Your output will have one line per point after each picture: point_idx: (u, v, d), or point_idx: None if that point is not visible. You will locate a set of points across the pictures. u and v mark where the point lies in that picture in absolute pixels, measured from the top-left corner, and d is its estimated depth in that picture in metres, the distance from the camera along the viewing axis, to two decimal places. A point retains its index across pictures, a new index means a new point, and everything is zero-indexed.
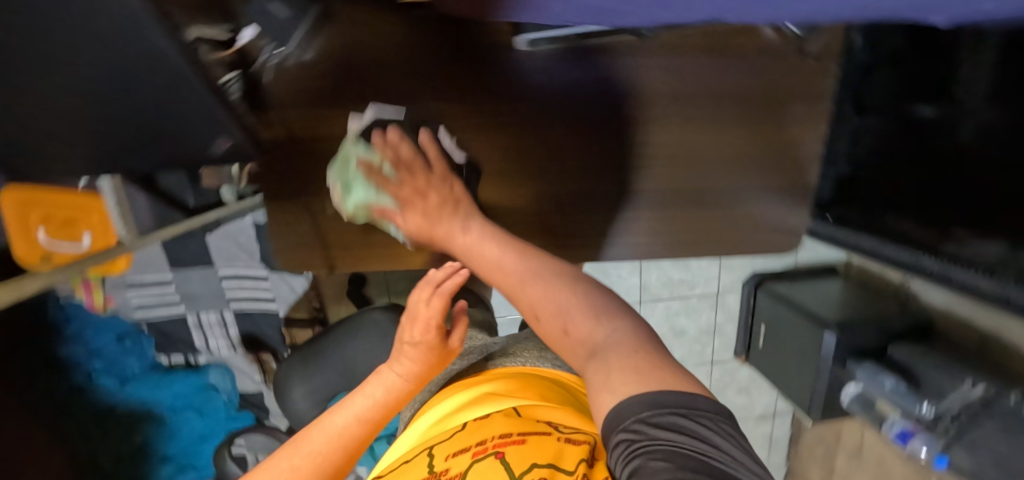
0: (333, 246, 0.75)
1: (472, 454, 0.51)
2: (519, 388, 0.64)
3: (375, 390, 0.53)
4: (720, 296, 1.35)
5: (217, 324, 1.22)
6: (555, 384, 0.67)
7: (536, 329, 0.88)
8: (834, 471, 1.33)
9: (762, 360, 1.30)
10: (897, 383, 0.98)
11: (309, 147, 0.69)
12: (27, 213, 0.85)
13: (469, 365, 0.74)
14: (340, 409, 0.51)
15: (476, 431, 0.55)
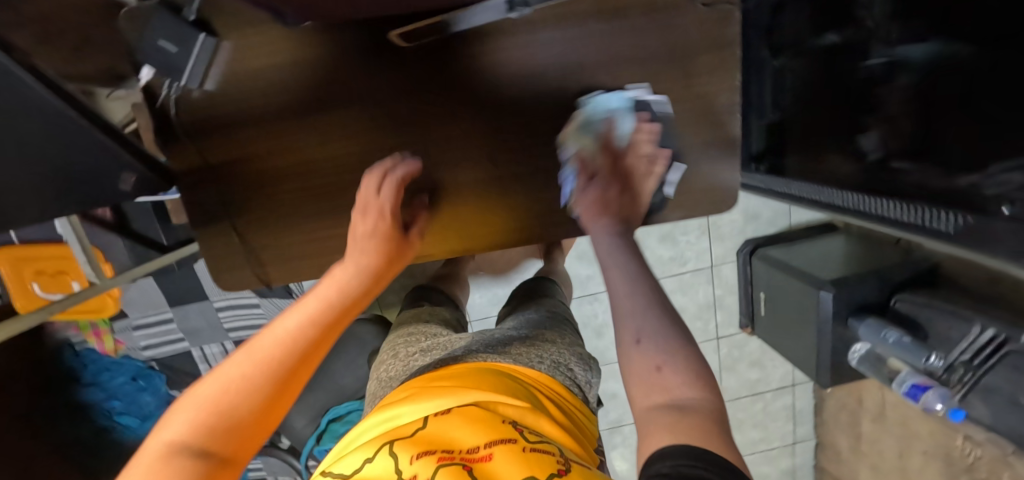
0: (260, 256, 0.65)
1: (437, 457, 0.48)
2: (485, 385, 0.63)
3: (338, 280, 0.47)
4: (715, 269, 1.31)
5: (221, 355, 1.28)
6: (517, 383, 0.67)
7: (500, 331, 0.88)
8: (862, 435, 1.26)
9: (766, 328, 1.25)
10: (902, 337, 0.91)
11: (224, 151, 0.59)
12: (21, 272, 0.92)
13: (429, 365, 0.74)
14: (300, 304, 0.43)
15: (439, 434, 0.53)
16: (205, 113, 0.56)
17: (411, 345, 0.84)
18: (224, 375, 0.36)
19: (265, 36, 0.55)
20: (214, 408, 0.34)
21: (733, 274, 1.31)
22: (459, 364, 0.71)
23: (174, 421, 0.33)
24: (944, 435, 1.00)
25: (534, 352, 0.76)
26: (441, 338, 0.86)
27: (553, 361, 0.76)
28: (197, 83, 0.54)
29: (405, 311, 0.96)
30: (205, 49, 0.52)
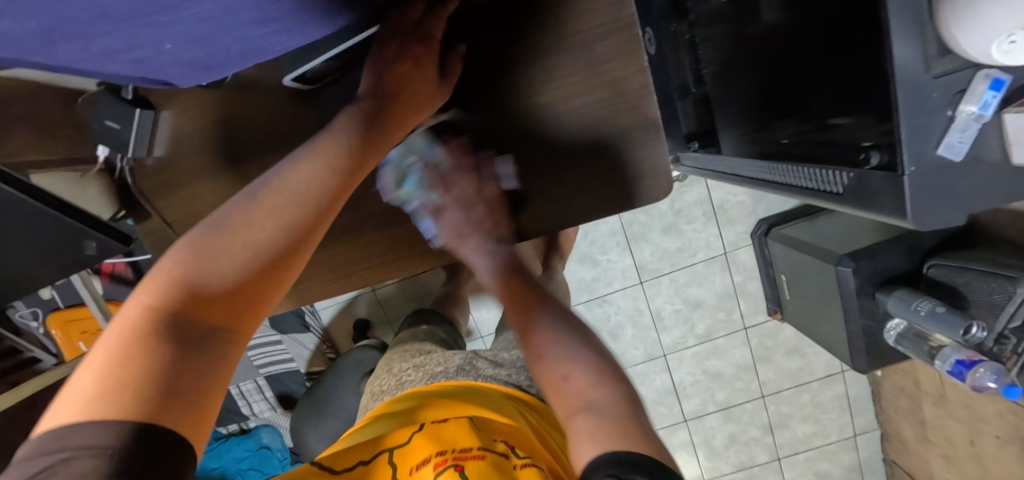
0: None
1: (431, 466, 0.45)
2: (485, 398, 0.58)
3: (322, 149, 0.42)
4: (730, 254, 1.22)
5: (255, 391, 1.36)
6: (516, 394, 0.63)
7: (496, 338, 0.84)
8: (926, 421, 1.11)
9: (793, 312, 1.15)
10: (935, 307, 0.79)
11: (179, 197, 0.61)
12: (69, 332, 1.05)
13: (422, 381, 0.67)
14: (281, 178, 0.39)
15: (440, 436, 0.50)
16: (158, 176, 0.61)
17: (405, 359, 0.76)
18: (202, 252, 0.34)
19: (196, 97, 0.58)
20: (196, 285, 0.33)
21: (750, 257, 1.23)
22: (452, 382, 0.64)
23: (152, 293, 0.32)
24: (1015, 416, 0.86)
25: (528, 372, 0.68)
26: (434, 353, 0.76)
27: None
28: (145, 151, 0.59)
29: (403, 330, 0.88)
30: (145, 121, 0.57)
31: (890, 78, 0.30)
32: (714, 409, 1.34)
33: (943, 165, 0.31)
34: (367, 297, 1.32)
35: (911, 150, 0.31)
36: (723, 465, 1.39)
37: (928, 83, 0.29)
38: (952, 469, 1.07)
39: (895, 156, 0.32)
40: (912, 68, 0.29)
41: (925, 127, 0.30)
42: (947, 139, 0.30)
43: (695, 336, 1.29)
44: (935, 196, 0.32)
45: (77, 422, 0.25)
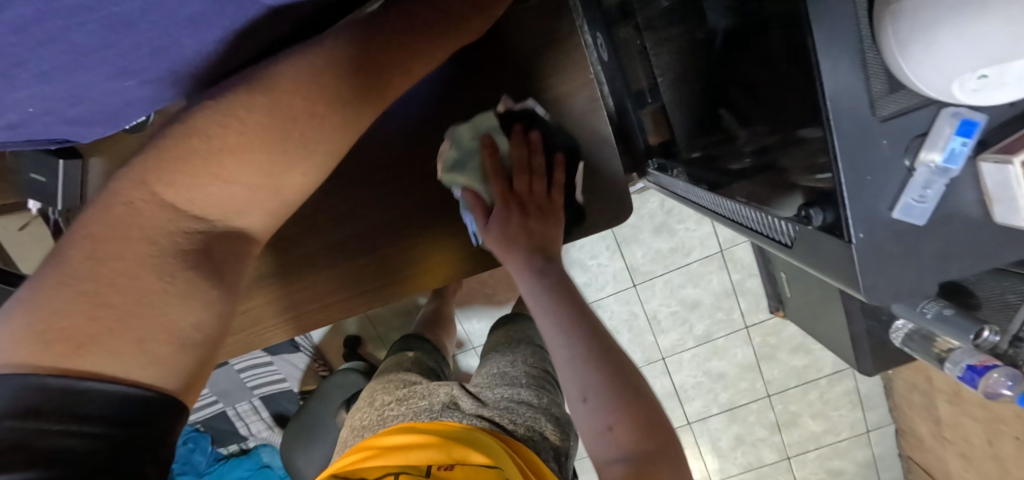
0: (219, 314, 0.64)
1: None
2: (486, 442, 0.54)
3: (306, 72, 0.36)
4: (727, 251, 1.16)
5: (252, 411, 1.36)
6: (514, 444, 0.56)
7: (492, 355, 0.76)
8: (941, 419, 1.05)
9: (795, 311, 1.09)
10: (943, 308, 0.65)
11: None
12: None
13: (400, 421, 0.60)
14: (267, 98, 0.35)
15: None
16: None
17: (387, 390, 0.68)
18: (195, 162, 0.34)
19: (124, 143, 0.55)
20: (203, 197, 0.35)
21: (749, 254, 1.16)
22: (433, 424, 0.58)
23: (160, 193, 0.34)
24: None
25: (513, 414, 0.61)
26: (420, 384, 0.69)
27: (532, 428, 0.60)
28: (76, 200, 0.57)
29: (386, 358, 0.78)
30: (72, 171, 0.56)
31: (827, 122, 0.28)
32: (718, 411, 1.30)
33: (903, 228, 0.28)
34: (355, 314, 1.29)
35: (856, 208, 0.28)
36: (730, 466, 1.35)
37: (876, 128, 0.27)
38: (970, 469, 1.01)
39: (839, 213, 0.29)
40: (857, 108, 0.27)
41: (873, 183, 0.28)
42: (903, 197, 0.28)
43: (694, 338, 1.24)
44: (884, 263, 0.29)
45: (35, 352, 0.28)
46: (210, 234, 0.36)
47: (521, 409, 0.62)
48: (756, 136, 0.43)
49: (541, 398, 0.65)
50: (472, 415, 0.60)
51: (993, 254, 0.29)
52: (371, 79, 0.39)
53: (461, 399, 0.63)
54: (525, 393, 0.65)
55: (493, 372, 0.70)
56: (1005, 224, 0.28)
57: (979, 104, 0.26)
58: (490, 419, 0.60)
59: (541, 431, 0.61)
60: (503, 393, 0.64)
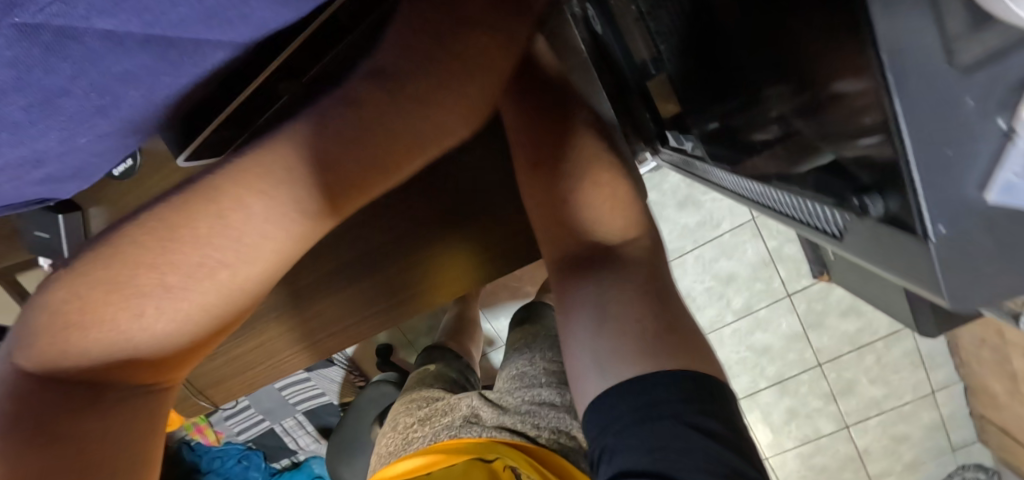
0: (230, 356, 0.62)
1: None
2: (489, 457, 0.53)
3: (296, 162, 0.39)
4: (760, 218, 1.09)
5: (297, 426, 1.39)
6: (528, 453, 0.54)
7: (510, 351, 0.73)
8: (1017, 375, 0.96)
9: (841, 274, 1.01)
10: None
11: None
12: None
13: (419, 446, 0.58)
14: (215, 222, 0.38)
15: None
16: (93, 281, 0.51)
17: (408, 412, 0.65)
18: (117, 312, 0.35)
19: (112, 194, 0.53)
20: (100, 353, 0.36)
21: None
22: (451, 444, 0.55)
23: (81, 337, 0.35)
24: None
25: (536, 419, 0.58)
26: (443, 399, 0.66)
27: (558, 429, 0.57)
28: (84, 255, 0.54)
29: (411, 373, 0.76)
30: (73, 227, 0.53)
31: (879, 68, 0.17)
32: (766, 385, 1.24)
33: (1009, 218, 0.16)
34: None
35: (933, 194, 0.17)
36: (785, 440, 1.28)
37: (954, 86, 0.16)
38: None
39: (906, 202, 0.18)
40: (920, 46, 0.16)
41: (960, 155, 0.16)
42: (1004, 173, 0.16)
43: (733, 312, 1.18)
44: (982, 271, 0.17)
45: None
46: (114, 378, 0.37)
47: (541, 410, 0.59)
48: (782, 105, 0.37)
49: (564, 392, 0.61)
50: (494, 429, 0.57)
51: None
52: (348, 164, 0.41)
53: (482, 413, 0.61)
54: (546, 392, 0.61)
55: (514, 372, 0.66)
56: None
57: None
58: (514, 429, 0.57)
59: (565, 431, 0.57)
60: (525, 398, 0.61)
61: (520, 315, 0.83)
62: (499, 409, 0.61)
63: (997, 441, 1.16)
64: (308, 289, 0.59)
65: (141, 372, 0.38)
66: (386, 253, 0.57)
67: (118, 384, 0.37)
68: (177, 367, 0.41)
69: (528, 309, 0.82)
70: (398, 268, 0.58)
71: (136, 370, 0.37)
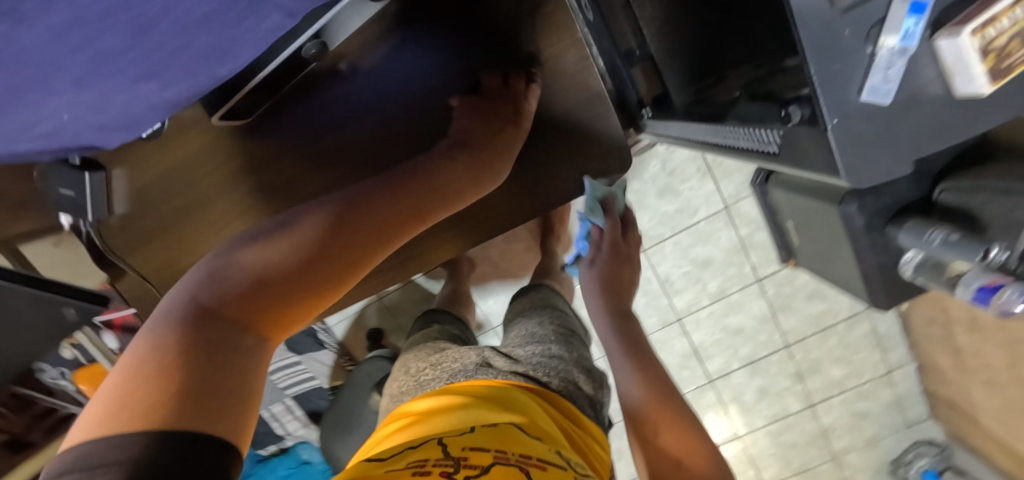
0: None
1: (492, 456, 0.36)
2: (515, 398, 0.51)
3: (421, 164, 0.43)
4: (732, 207, 1.17)
5: (286, 412, 1.40)
6: (547, 402, 0.54)
7: (513, 320, 0.77)
8: (960, 349, 1.06)
9: (805, 258, 1.10)
10: (949, 234, 0.75)
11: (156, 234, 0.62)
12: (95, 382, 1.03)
13: (430, 388, 0.60)
14: (332, 200, 0.37)
15: (497, 435, 0.41)
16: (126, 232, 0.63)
17: (420, 358, 0.70)
18: (281, 248, 0.33)
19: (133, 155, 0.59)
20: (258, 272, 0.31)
21: (754, 208, 1.17)
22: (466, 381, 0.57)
23: (250, 247, 0.33)
24: None
25: (546, 367, 0.62)
26: (453, 350, 0.70)
27: (566, 378, 0.61)
28: None
29: (414, 335, 0.80)
30: None
31: (792, 18, 0.29)
32: (739, 366, 1.32)
33: (871, 108, 0.30)
34: (375, 307, 1.33)
35: (830, 99, 0.30)
36: (756, 418, 1.37)
37: (835, 19, 0.28)
38: (995, 394, 1.02)
39: (816, 108, 0.31)
40: (816, 9, 0.28)
41: (843, 72, 0.29)
42: (870, 81, 0.29)
43: (709, 296, 1.26)
44: (859, 143, 0.31)
45: (103, 424, 0.23)
46: (269, 310, 0.31)
47: (551, 363, 0.63)
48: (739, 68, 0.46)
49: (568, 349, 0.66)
50: (505, 370, 0.60)
51: (969, 127, 0.32)
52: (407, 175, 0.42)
53: (492, 357, 0.63)
54: (555, 347, 0.67)
55: (522, 333, 0.71)
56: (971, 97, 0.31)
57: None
58: (524, 371, 0.60)
59: (572, 380, 0.62)
60: (534, 351, 0.65)
61: (521, 292, 0.87)
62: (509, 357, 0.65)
63: (947, 416, 1.25)
64: None
65: (256, 313, 0.30)
66: None
67: (233, 328, 0.29)
68: (295, 323, 0.33)
69: (525, 289, 0.88)
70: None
71: (248, 313, 0.30)
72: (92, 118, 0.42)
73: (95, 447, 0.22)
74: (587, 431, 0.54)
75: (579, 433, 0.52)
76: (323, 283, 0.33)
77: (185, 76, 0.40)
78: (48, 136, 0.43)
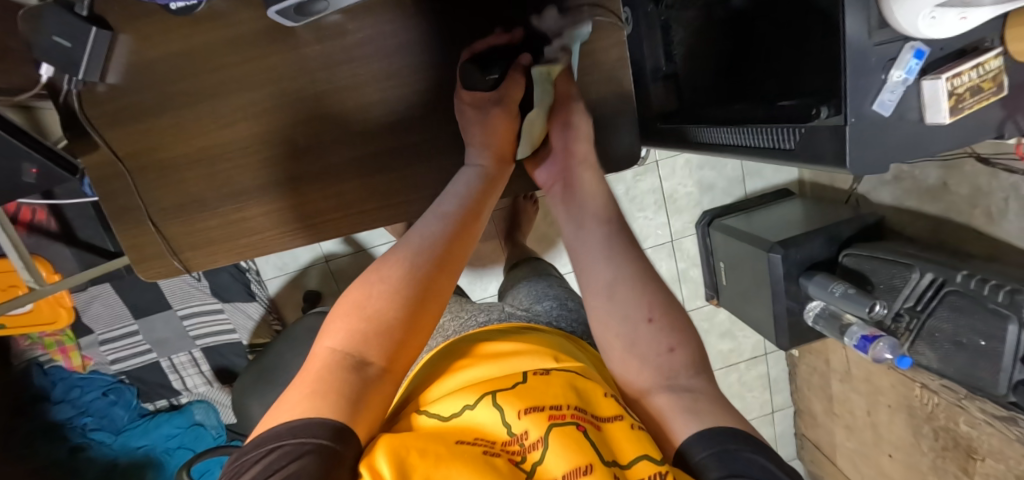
0: (239, 219, 0.60)
1: (550, 416, 0.34)
2: (558, 344, 0.47)
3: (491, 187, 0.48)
4: (676, 241, 1.31)
5: (189, 364, 1.28)
6: (586, 352, 0.49)
7: (522, 279, 0.74)
8: (832, 396, 1.25)
9: (728, 296, 1.25)
10: (848, 289, 0.92)
11: (150, 114, 0.55)
12: None
13: (448, 336, 0.54)
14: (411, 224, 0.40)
15: (551, 385, 0.37)
16: (114, 107, 0.54)
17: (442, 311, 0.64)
18: (372, 272, 0.35)
19: (129, 28, 0.51)
20: (356, 297, 0.34)
21: (695, 246, 1.31)
22: (502, 325, 0.52)
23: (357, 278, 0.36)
24: (904, 387, 0.99)
25: (568, 318, 0.58)
26: (466, 305, 0.66)
27: (587, 330, 0.57)
28: (97, 76, 0.52)
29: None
30: (101, 43, 0.50)
31: (843, 45, 0.39)
32: None
33: (874, 118, 0.40)
34: (319, 268, 1.28)
35: (853, 104, 0.39)
36: None
37: (870, 49, 0.38)
38: (851, 437, 1.22)
39: (841, 107, 0.41)
40: (858, 40, 0.38)
41: (865, 87, 0.39)
42: (880, 97, 0.39)
43: None
44: (869, 146, 0.41)
45: (266, 440, 0.27)
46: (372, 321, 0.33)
47: (575, 314, 0.59)
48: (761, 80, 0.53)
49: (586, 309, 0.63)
50: (524, 319, 0.55)
51: (927, 146, 0.43)
52: (477, 212, 0.43)
53: (512, 314, 0.58)
54: (569, 303, 0.62)
55: (534, 292, 0.66)
56: (935, 125, 0.41)
57: (929, 38, 0.38)
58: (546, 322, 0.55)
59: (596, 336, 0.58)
60: (552, 306, 0.60)
61: (520, 263, 0.84)
62: (527, 311, 0.59)
63: (810, 456, 1.46)
64: (334, 175, 0.59)
65: (377, 343, 0.32)
66: (425, 151, 0.60)
67: (361, 358, 0.32)
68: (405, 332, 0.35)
69: (525, 260, 0.85)
70: (435, 168, 0.61)
71: (369, 344, 0.32)
72: None
73: (264, 454, 0.26)
74: None
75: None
76: (422, 312, 0.35)
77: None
78: None
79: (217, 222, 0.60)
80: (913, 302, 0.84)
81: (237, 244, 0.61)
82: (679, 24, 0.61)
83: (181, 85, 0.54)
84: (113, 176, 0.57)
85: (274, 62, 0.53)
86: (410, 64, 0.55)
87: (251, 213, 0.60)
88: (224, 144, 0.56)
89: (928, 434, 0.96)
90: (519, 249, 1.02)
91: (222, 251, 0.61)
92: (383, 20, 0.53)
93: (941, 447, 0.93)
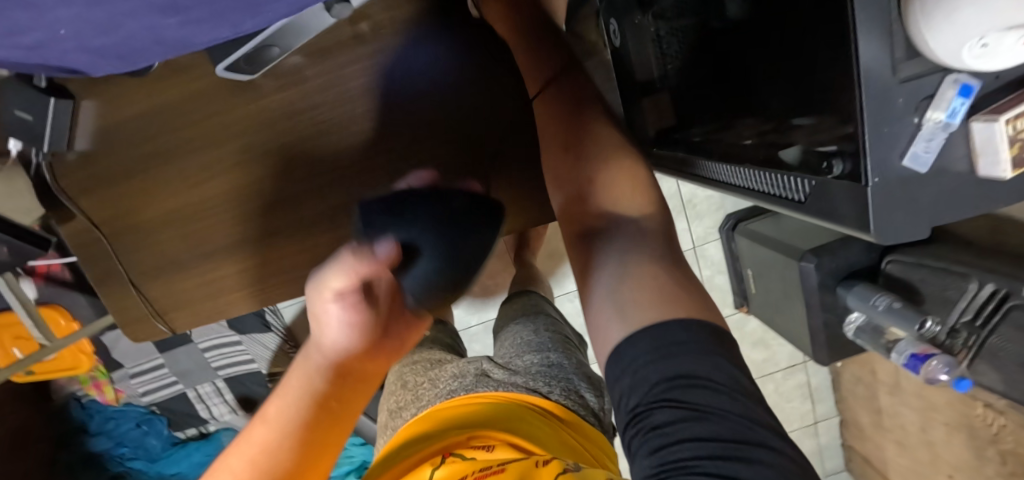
0: (217, 281, 0.58)
1: None
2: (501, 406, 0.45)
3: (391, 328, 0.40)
4: (699, 248, 1.23)
5: (214, 393, 1.30)
6: (544, 406, 0.47)
7: (511, 321, 0.69)
8: (881, 409, 1.15)
9: (758, 305, 1.16)
10: (892, 302, 0.82)
11: (118, 182, 0.53)
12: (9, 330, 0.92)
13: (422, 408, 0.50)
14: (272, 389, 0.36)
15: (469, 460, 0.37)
16: (85, 174, 0.53)
17: (417, 372, 0.58)
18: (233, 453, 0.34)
19: (92, 92, 0.50)
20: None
21: (719, 252, 1.23)
22: (476, 395, 0.48)
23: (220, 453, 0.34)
24: (963, 405, 0.89)
25: (548, 378, 0.52)
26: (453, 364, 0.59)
27: (569, 388, 0.51)
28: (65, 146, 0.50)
29: None
30: (64, 112, 0.48)
31: (857, 81, 0.31)
32: None
33: (907, 176, 0.33)
34: None
35: (876, 158, 0.33)
36: None
37: (895, 87, 0.31)
38: (904, 454, 1.11)
39: (860, 165, 0.34)
40: (882, 72, 0.31)
41: (891, 135, 0.32)
42: (912, 148, 0.32)
43: None
44: (897, 213, 0.34)
45: None
46: None
47: (561, 367, 0.54)
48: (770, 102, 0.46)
49: (575, 358, 0.57)
50: (502, 380, 0.51)
51: (981, 205, 0.36)
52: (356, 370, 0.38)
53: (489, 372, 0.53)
54: (555, 355, 0.56)
55: (519, 340, 0.61)
56: (991, 178, 0.34)
57: (979, 71, 0.30)
58: (525, 385, 0.50)
59: (586, 392, 0.52)
60: (535, 361, 0.55)
61: (513, 297, 0.79)
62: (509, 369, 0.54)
63: (860, 469, 1.35)
64: (311, 226, 0.56)
65: None
66: None
67: None
68: None
69: (527, 291, 0.79)
70: None
71: None
72: (91, 40, 0.32)
73: None
74: (597, 446, 0.46)
75: (598, 453, 0.45)
76: None
77: (213, 18, 0.30)
78: (27, 50, 0.32)
79: (195, 286, 0.58)
80: (971, 316, 0.74)
81: (218, 305, 0.60)
82: (671, 33, 0.57)
83: (146, 148, 0.52)
84: (92, 246, 0.56)
85: (237, 117, 0.51)
86: (382, 104, 0.51)
87: (228, 273, 0.58)
88: (194, 206, 0.54)
89: (994, 458, 0.85)
90: (526, 271, 0.97)
91: (205, 313, 0.60)
92: (348, 61, 0.49)
93: (1010, 473, 0.83)
